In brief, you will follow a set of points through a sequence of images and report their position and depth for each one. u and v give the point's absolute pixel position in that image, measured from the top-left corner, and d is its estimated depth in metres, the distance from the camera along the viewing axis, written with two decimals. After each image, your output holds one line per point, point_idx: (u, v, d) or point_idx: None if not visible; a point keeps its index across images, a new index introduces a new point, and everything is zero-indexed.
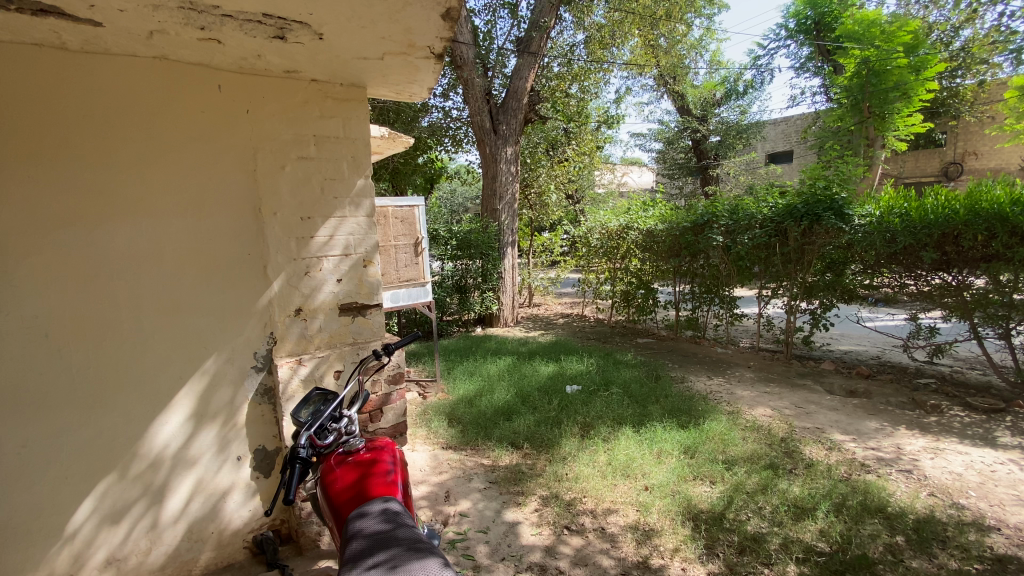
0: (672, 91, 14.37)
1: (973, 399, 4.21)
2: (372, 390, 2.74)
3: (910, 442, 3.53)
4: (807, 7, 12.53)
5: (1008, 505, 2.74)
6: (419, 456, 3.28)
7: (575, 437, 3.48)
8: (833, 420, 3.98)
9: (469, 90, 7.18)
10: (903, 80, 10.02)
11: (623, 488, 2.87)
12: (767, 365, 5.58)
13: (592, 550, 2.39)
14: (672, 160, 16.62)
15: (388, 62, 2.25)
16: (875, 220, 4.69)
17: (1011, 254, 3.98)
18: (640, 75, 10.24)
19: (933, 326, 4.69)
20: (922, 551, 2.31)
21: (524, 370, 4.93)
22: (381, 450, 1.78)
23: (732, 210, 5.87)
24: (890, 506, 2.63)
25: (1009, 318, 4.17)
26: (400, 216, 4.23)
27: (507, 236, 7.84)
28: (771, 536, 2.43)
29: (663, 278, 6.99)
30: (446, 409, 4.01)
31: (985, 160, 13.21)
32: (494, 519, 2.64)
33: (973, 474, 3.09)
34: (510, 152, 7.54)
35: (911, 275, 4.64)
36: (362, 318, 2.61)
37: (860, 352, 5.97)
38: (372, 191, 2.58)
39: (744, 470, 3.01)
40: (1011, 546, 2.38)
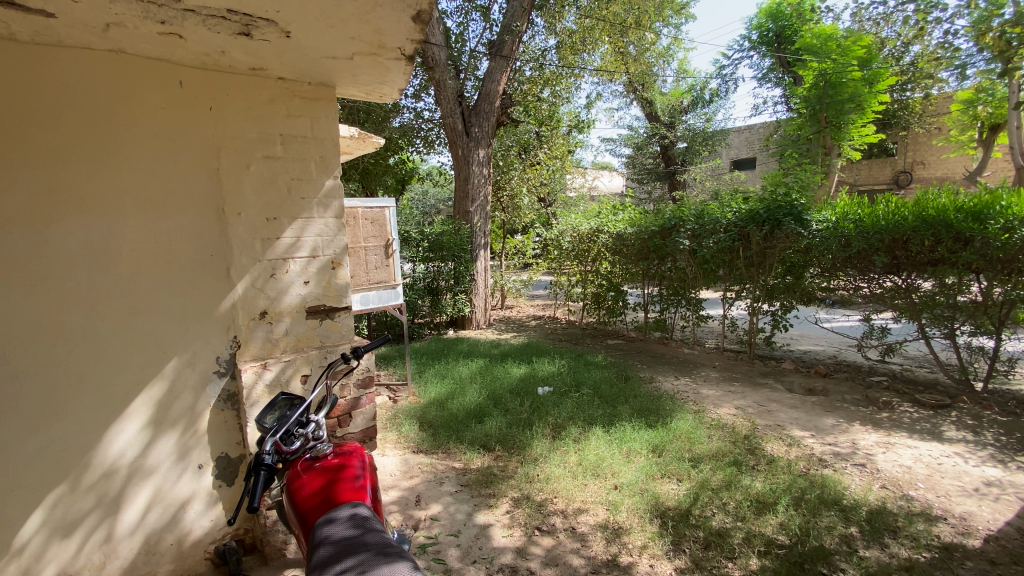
0: (641, 98, 14.66)
1: (921, 396, 4.47)
2: (341, 394, 2.68)
3: (864, 438, 3.70)
4: (769, 20, 13.07)
5: (954, 496, 2.90)
6: (389, 461, 3.24)
7: (547, 438, 3.51)
8: (793, 417, 4.13)
9: (441, 92, 7.14)
10: (858, 92, 10.59)
11: (593, 487, 2.91)
12: (731, 365, 5.74)
13: (563, 550, 2.41)
14: (641, 165, 16.96)
15: (358, 62, 2.22)
16: (831, 225, 4.93)
17: (955, 258, 4.22)
18: (611, 81, 10.41)
19: (884, 326, 4.94)
20: (874, 541, 2.42)
21: (497, 372, 4.92)
22: (349, 455, 1.76)
23: (697, 215, 6.04)
24: (845, 499, 2.74)
25: (953, 318, 4.41)
26: (370, 217, 4.17)
27: (479, 238, 7.84)
28: (734, 530, 2.51)
29: (632, 280, 7.12)
30: (418, 411, 3.99)
31: (932, 169, 13.92)
32: (465, 522, 2.63)
33: (921, 467, 3.27)
34: (482, 155, 7.57)
35: (865, 278, 4.88)
36: (330, 321, 2.57)
37: (818, 351, 6.23)
38: (341, 191, 2.54)
39: (710, 467, 3.09)
40: (957, 535, 2.53)
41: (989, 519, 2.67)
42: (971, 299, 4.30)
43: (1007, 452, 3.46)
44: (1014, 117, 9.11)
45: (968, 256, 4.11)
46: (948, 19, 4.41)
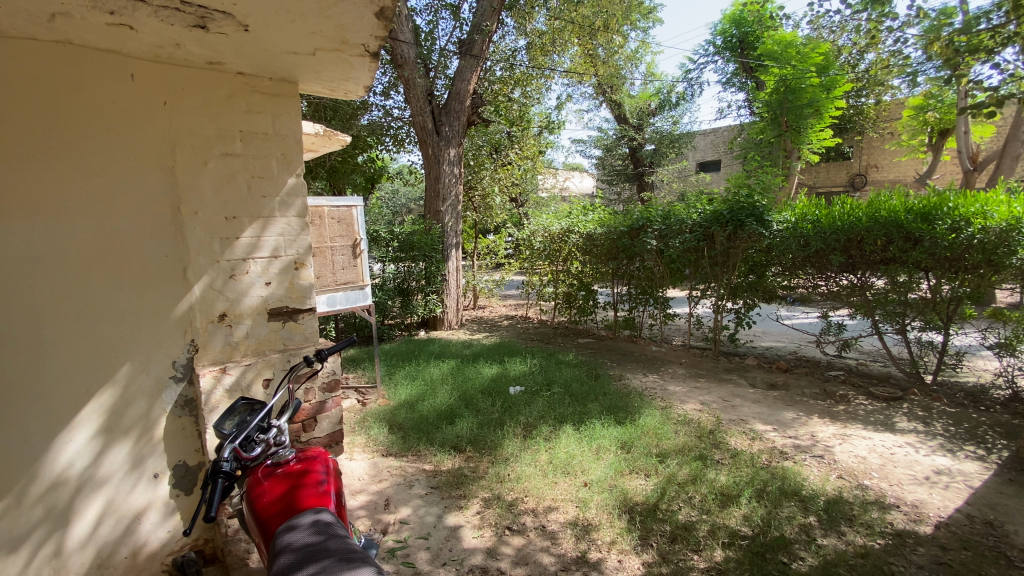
0: (610, 100, 14.86)
1: (874, 389, 4.68)
2: (305, 398, 2.62)
3: (822, 430, 3.85)
4: (732, 26, 13.44)
5: (905, 484, 3.05)
6: (357, 465, 3.18)
7: (518, 437, 3.52)
8: (755, 412, 4.26)
9: (411, 90, 7.08)
10: (817, 97, 11.04)
11: (563, 485, 2.93)
12: (698, 362, 5.89)
13: (533, 549, 2.42)
14: (610, 167, 17.20)
15: (320, 58, 2.17)
16: (791, 226, 5.12)
17: (906, 257, 4.44)
18: (580, 83, 10.50)
19: (841, 322, 5.16)
20: (832, 530, 2.52)
21: (468, 372, 4.90)
22: (312, 460, 1.71)
23: (664, 216, 6.17)
24: (804, 490, 2.85)
25: (905, 315, 4.62)
26: (336, 217, 4.09)
27: (450, 238, 7.79)
28: (700, 523, 2.57)
29: (602, 280, 7.20)
30: (387, 414, 3.93)
31: (885, 172, 14.58)
32: (434, 525, 2.60)
33: (874, 457, 3.42)
34: (453, 154, 7.53)
35: (823, 277, 5.07)
36: (293, 323, 2.50)
37: (779, 348, 6.44)
38: (304, 189, 2.48)
39: (676, 462, 3.16)
40: (908, 521, 2.65)
41: (939, 506, 2.81)
42: (921, 296, 4.52)
43: (955, 441, 3.65)
44: (959, 123, 9.65)
45: (917, 255, 4.33)
46: (899, 28, 4.62)
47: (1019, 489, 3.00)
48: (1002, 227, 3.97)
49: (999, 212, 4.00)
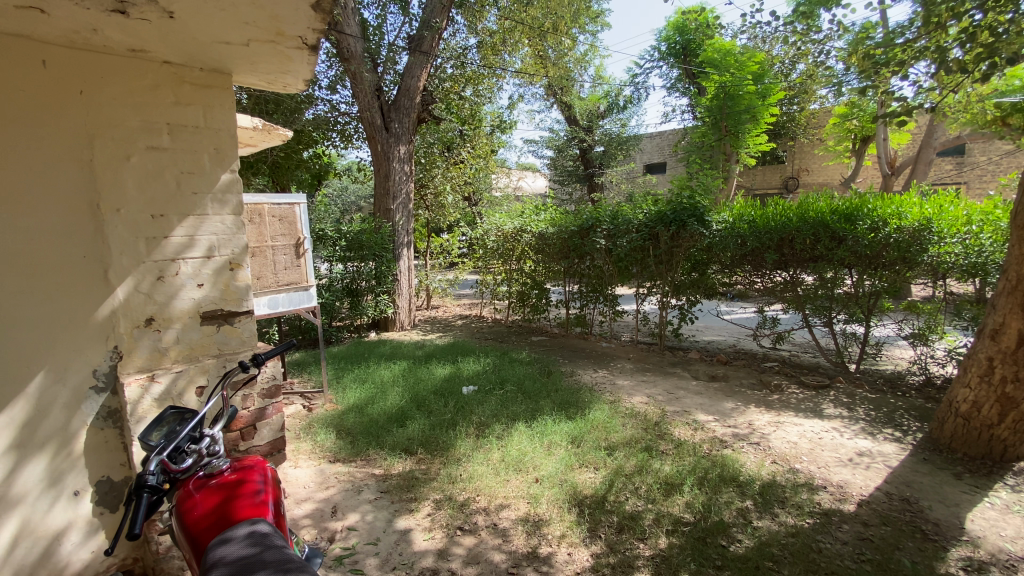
0: (561, 102, 15.09)
1: (805, 378, 5.01)
2: (243, 405, 2.51)
3: (758, 418, 4.08)
4: (675, 33, 13.98)
5: (831, 466, 3.28)
6: (303, 473, 3.08)
7: (470, 437, 3.51)
8: (697, 403, 4.45)
9: (358, 84, 6.88)
10: (753, 103, 11.71)
11: (515, 482, 2.95)
12: (644, 356, 6.09)
13: (484, 547, 2.43)
14: (563, 168, 17.46)
15: (255, 49, 2.08)
16: (729, 226, 5.39)
17: (832, 255, 4.76)
18: (531, 84, 10.59)
19: (775, 316, 5.47)
20: (766, 512, 2.68)
21: (420, 373, 4.84)
22: (249, 469, 1.63)
23: (612, 216, 6.34)
24: (741, 476, 3.01)
25: (831, 309, 4.98)
26: (277, 215, 3.93)
27: (401, 237, 7.65)
28: (646, 512, 2.66)
29: (555, 278, 7.29)
30: (334, 419, 3.82)
31: (814, 175, 15.59)
32: (384, 529, 2.56)
33: (805, 442, 3.66)
34: (403, 151, 7.41)
35: (759, 274, 5.36)
36: (229, 327, 2.38)
37: (720, 341, 6.77)
38: (239, 186, 2.37)
39: (623, 454, 3.26)
40: (834, 501, 2.86)
41: (861, 486, 3.05)
42: (845, 291, 4.87)
43: (875, 425, 3.96)
44: (879, 131, 10.47)
45: (841, 253, 4.67)
46: (823, 41, 4.96)
47: (930, 467, 3.29)
48: (914, 227, 4.34)
49: (912, 213, 4.37)
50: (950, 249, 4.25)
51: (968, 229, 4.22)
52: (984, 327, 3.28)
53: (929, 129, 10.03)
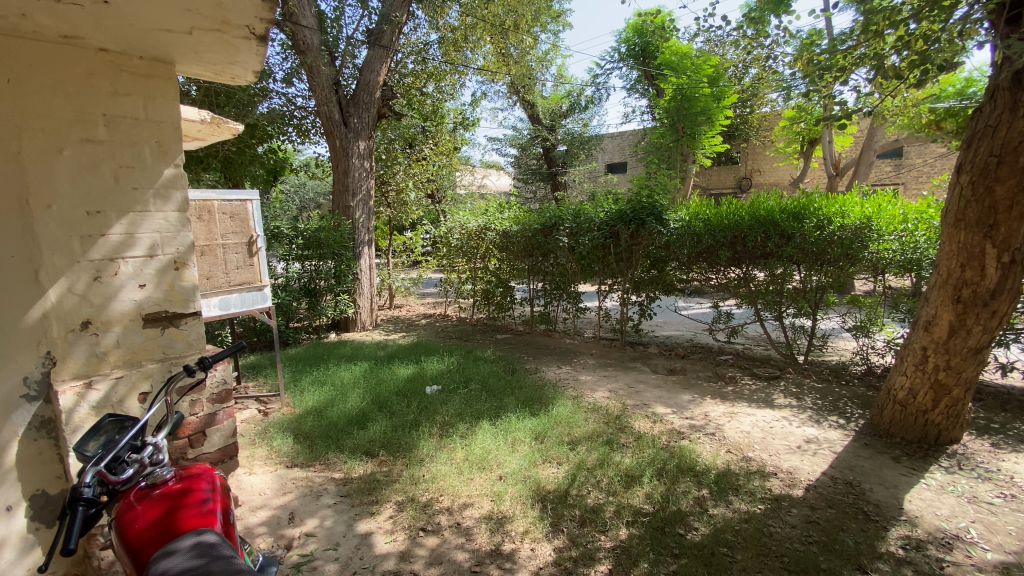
0: (524, 101, 15.16)
1: (757, 370, 5.23)
2: (192, 411, 2.43)
3: (714, 409, 4.23)
4: (634, 35, 14.30)
5: (781, 453, 3.44)
6: (258, 479, 2.98)
7: (433, 437, 3.47)
8: (657, 396, 4.57)
9: (315, 78, 6.70)
10: (709, 106, 12.15)
11: (478, 481, 2.94)
12: (607, 352, 6.20)
13: (447, 547, 2.41)
14: (526, 166, 17.53)
15: (198, 38, 1.99)
16: (685, 224, 5.57)
17: (781, 252, 4.97)
18: (494, 81, 10.59)
19: (729, 311, 5.68)
20: (721, 500, 2.78)
21: (381, 374, 4.75)
22: (196, 477, 1.56)
23: (575, 214, 6.42)
24: (698, 465, 3.11)
25: (781, 303, 5.20)
26: (228, 212, 3.77)
27: (361, 235, 7.49)
28: (607, 505, 2.71)
29: (519, 276, 7.31)
30: (292, 423, 3.70)
31: (766, 176, 16.26)
32: (344, 533, 2.51)
33: (757, 431, 3.82)
34: (362, 147, 7.26)
35: (714, 270, 5.53)
36: (174, 329, 2.28)
37: (678, 336, 6.97)
38: (184, 181, 2.26)
39: (586, 448, 3.31)
40: (784, 486, 3.00)
41: (809, 471, 3.21)
42: (795, 286, 5.09)
43: (821, 413, 4.18)
44: (824, 135, 11.03)
45: (790, 250, 4.88)
46: (771, 48, 5.19)
47: (872, 451, 3.50)
48: (856, 225, 4.60)
49: (854, 212, 4.63)
50: (889, 245, 4.52)
51: (905, 227, 4.50)
52: (918, 318, 3.48)
53: (869, 132, 10.64)
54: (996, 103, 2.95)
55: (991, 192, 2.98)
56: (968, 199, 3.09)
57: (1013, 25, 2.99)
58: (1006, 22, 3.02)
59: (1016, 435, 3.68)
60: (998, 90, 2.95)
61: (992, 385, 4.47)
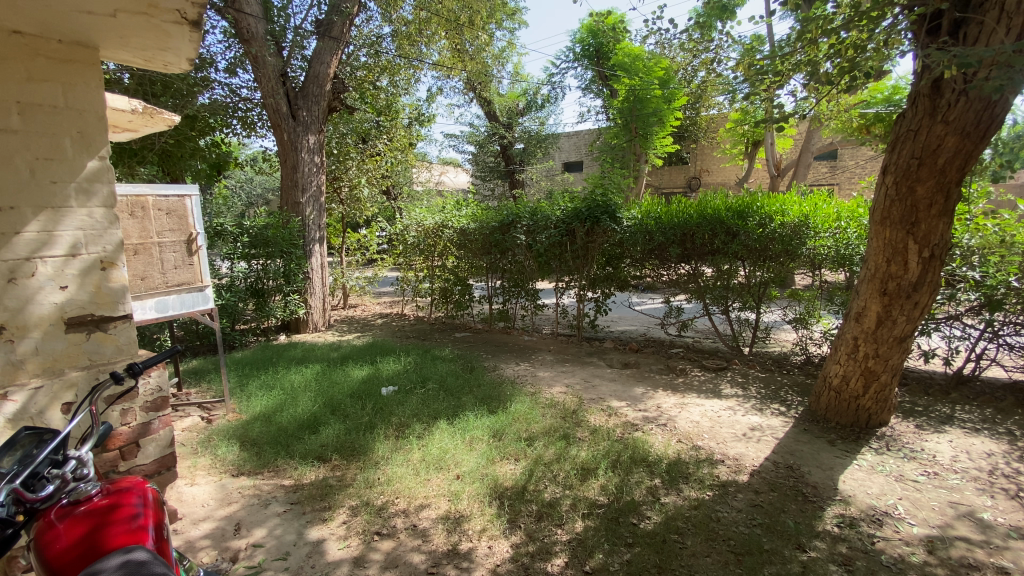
0: (480, 98, 15.10)
1: (706, 362, 5.44)
2: (123, 421, 2.28)
3: (666, 401, 4.37)
4: (589, 36, 14.54)
5: (728, 441, 3.60)
6: (200, 490, 2.83)
7: (389, 439, 3.40)
8: (612, 390, 4.67)
9: (260, 69, 6.44)
10: (660, 107, 12.52)
11: (435, 481, 2.91)
12: (564, 348, 6.29)
13: (403, 550, 2.38)
14: (484, 163, 17.47)
15: (124, 21, 1.92)
16: (638, 222, 5.74)
17: (727, 249, 5.17)
18: (449, 77, 10.48)
19: (680, 306, 5.86)
20: (673, 488, 2.88)
21: (334, 376, 4.61)
22: (125, 492, 1.45)
23: (532, 212, 6.47)
24: (650, 456, 3.21)
25: (727, 298, 5.41)
26: (164, 208, 3.56)
27: (312, 232, 7.25)
28: (563, 498, 2.75)
29: (477, 274, 7.27)
30: (238, 430, 3.53)
31: (714, 176, 16.92)
32: (295, 542, 2.42)
33: (706, 420, 3.97)
34: (312, 141, 7.02)
35: (665, 267, 5.71)
36: (102, 333, 2.12)
37: (632, 331, 7.16)
38: (111, 174, 2.12)
39: (543, 443, 3.34)
40: (730, 472, 3.14)
41: (753, 457, 3.37)
42: (740, 281, 5.31)
43: (764, 401, 4.39)
44: (767, 137, 11.60)
45: (735, 246, 5.08)
46: (717, 55, 5.42)
47: (810, 436, 3.71)
48: (795, 222, 4.86)
49: (793, 210, 4.90)
50: (824, 242, 4.83)
51: (838, 225, 4.81)
52: (850, 310, 3.72)
53: (807, 135, 11.28)
54: (917, 108, 3.16)
55: (913, 192, 3.22)
56: (893, 198, 3.32)
57: (932, 35, 3.22)
58: (927, 32, 3.25)
59: (936, 417, 4.00)
60: (919, 96, 3.16)
61: (916, 371, 4.84)
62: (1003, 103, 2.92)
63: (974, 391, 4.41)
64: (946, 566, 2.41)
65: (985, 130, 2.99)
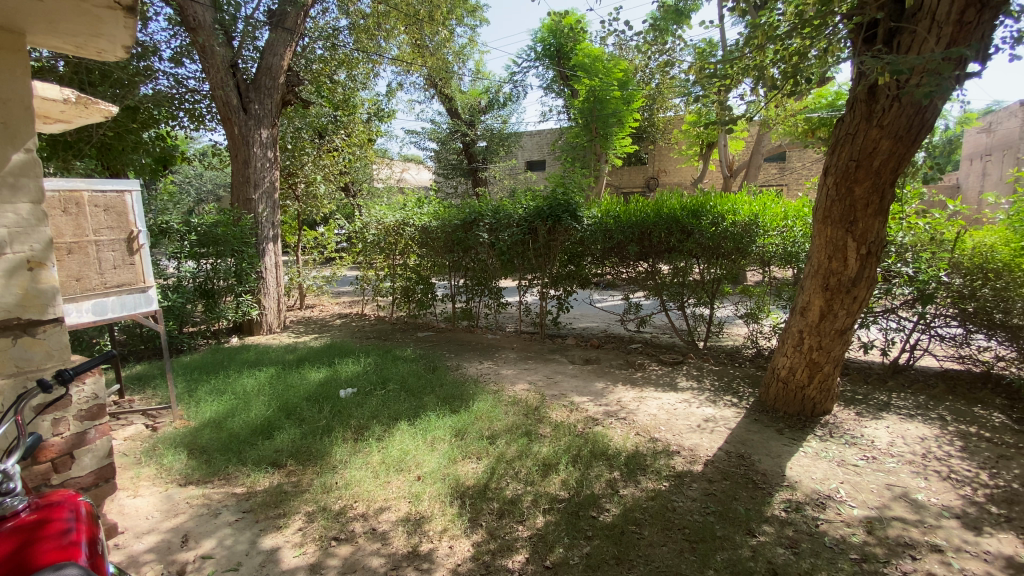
0: (442, 95, 14.97)
1: (663, 356, 5.60)
2: (56, 431, 2.14)
3: (625, 395, 4.47)
4: (550, 36, 14.66)
5: (684, 433, 3.72)
6: (144, 502, 2.69)
7: (348, 442, 3.33)
8: (573, 386, 4.74)
9: (208, 59, 6.17)
10: (619, 108, 12.78)
11: (395, 483, 2.87)
12: (527, 345, 6.33)
13: (362, 554, 2.33)
14: (446, 161, 17.31)
15: (50, 4, 1.81)
16: (598, 221, 5.84)
17: (683, 247, 5.33)
18: (409, 73, 10.34)
19: (639, 303, 5.99)
20: (631, 480, 2.95)
21: (289, 379, 4.47)
22: (56, 507, 1.38)
23: (494, 211, 6.48)
24: (609, 449, 3.27)
25: (683, 294, 5.57)
26: (100, 204, 3.39)
27: (266, 230, 7.00)
28: (524, 495, 2.77)
29: (440, 273, 7.19)
30: (185, 437, 3.37)
31: (671, 176, 17.42)
32: (247, 552, 2.33)
33: (663, 413, 4.09)
34: (265, 136, 6.77)
35: (624, 264, 5.83)
36: (29, 339, 1.98)
37: (593, 327, 7.28)
38: (39, 168, 1.98)
39: (504, 441, 3.35)
40: (686, 463, 3.25)
41: (707, 447, 3.50)
42: (695, 278, 5.48)
43: (718, 393, 4.57)
44: (721, 139, 12.02)
45: (690, 244, 5.25)
46: (671, 59, 5.58)
47: (760, 425, 3.88)
48: (746, 221, 5.08)
49: (743, 209, 5.11)
50: (772, 240, 5.07)
51: (785, 224, 5.07)
52: (795, 305, 3.91)
53: (757, 138, 11.77)
54: (855, 113, 3.35)
55: (851, 192, 3.41)
56: (833, 198, 3.51)
57: (868, 43, 3.43)
58: (864, 40, 3.45)
59: (874, 404, 4.26)
60: (856, 102, 3.35)
61: (856, 362, 5.15)
62: (933, 109, 3.11)
63: (909, 379, 4.72)
64: (883, 544, 2.57)
65: (917, 134, 3.19)
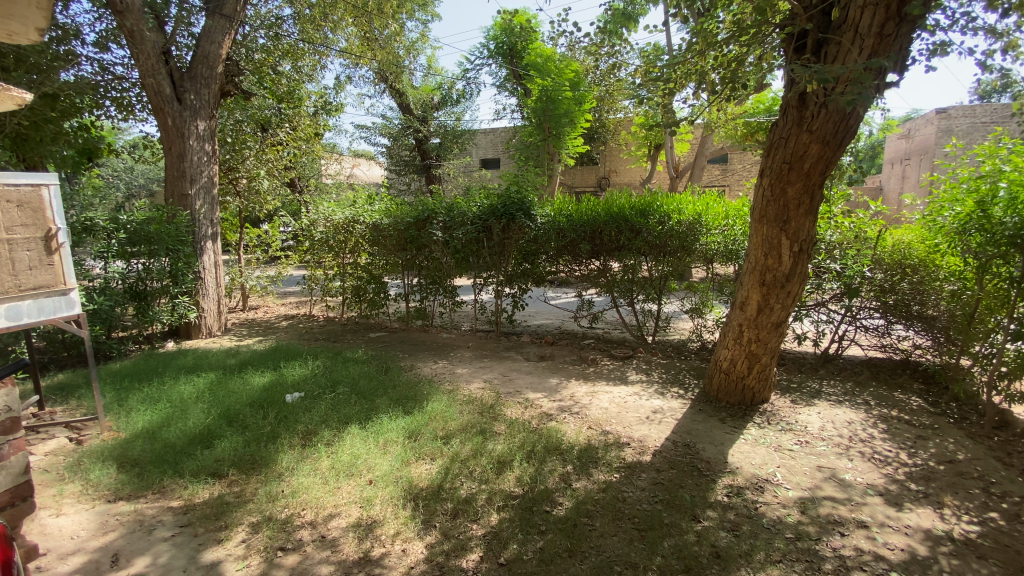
0: (393, 89, 14.69)
1: (614, 351, 5.78)
2: None
3: (578, 390, 4.56)
4: (502, 34, 14.69)
5: (634, 425, 3.84)
6: (68, 522, 2.49)
7: (294, 448, 3.22)
8: (527, 382, 4.78)
9: (137, 45, 5.77)
10: (570, 108, 13.03)
11: (346, 489, 2.80)
12: (482, 343, 6.34)
13: (310, 562, 2.27)
14: (398, 157, 16.99)
15: None
16: (551, 219, 5.92)
17: (632, 245, 5.49)
18: (358, 66, 10.07)
19: (591, 300, 6.14)
20: (583, 473, 3.02)
21: (231, 385, 4.26)
22: None
23: (447, 209, 6.42)
24: (563, 444, 3.34)
25: (632, 291, 5.73)
26: (16, 200, 3.10)
27: (204, 228, 6.65)
28: (478, 494, 2.77)
29: (392, 271, 7.04)
30: (115, 450, 3.15)
31: (622, 176, 17.89)
32: (185, 567, 2.21)
33: (614, 406, 4.20)
34: (202, 128, 6.40)
35: (577, 262, 5.96)
36: None
37: (547, 325, 7.37)
38: None
39: (459, 440, 3.34)
40: (635, 454, 3.36)
41: (655, 438, 3.63)
42: (643, 275, 5.64)
43: (666, 386, 4.74)
44: (668, 141, 12.41)
45: (638, 243, 5.41)
46: (617, 61, 5.72)
47: (705, 415, 4.06)
48: (690, 220, 5.29)
49: (688, 209, 5.33)
50: (714, 238, 5.32)
51: (726, 222, 5.33)
52: (735, 300, 4.11)
53: (702, 140, 12.28)
54: (787, 118, 3.55)
55: (785, 192, 3.62)
56: (769, 198, 3.72)
57: (799, 52, 3.65)
58: (794, 50, 3.68)
59: (807, 392, 4.56)
60: (789, 107, 3.56)
61: (791, 352, 5.48)
62: (855, 116, 3.35)
63: (838, 367, 5.08)
64: (815, 523, 2.76)
65: (842, 139, 3.42)
